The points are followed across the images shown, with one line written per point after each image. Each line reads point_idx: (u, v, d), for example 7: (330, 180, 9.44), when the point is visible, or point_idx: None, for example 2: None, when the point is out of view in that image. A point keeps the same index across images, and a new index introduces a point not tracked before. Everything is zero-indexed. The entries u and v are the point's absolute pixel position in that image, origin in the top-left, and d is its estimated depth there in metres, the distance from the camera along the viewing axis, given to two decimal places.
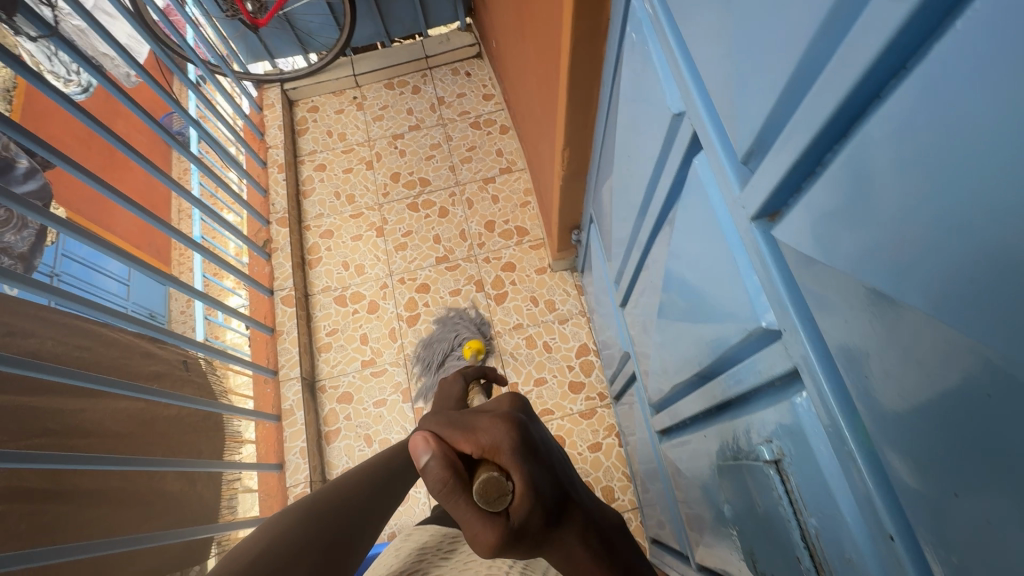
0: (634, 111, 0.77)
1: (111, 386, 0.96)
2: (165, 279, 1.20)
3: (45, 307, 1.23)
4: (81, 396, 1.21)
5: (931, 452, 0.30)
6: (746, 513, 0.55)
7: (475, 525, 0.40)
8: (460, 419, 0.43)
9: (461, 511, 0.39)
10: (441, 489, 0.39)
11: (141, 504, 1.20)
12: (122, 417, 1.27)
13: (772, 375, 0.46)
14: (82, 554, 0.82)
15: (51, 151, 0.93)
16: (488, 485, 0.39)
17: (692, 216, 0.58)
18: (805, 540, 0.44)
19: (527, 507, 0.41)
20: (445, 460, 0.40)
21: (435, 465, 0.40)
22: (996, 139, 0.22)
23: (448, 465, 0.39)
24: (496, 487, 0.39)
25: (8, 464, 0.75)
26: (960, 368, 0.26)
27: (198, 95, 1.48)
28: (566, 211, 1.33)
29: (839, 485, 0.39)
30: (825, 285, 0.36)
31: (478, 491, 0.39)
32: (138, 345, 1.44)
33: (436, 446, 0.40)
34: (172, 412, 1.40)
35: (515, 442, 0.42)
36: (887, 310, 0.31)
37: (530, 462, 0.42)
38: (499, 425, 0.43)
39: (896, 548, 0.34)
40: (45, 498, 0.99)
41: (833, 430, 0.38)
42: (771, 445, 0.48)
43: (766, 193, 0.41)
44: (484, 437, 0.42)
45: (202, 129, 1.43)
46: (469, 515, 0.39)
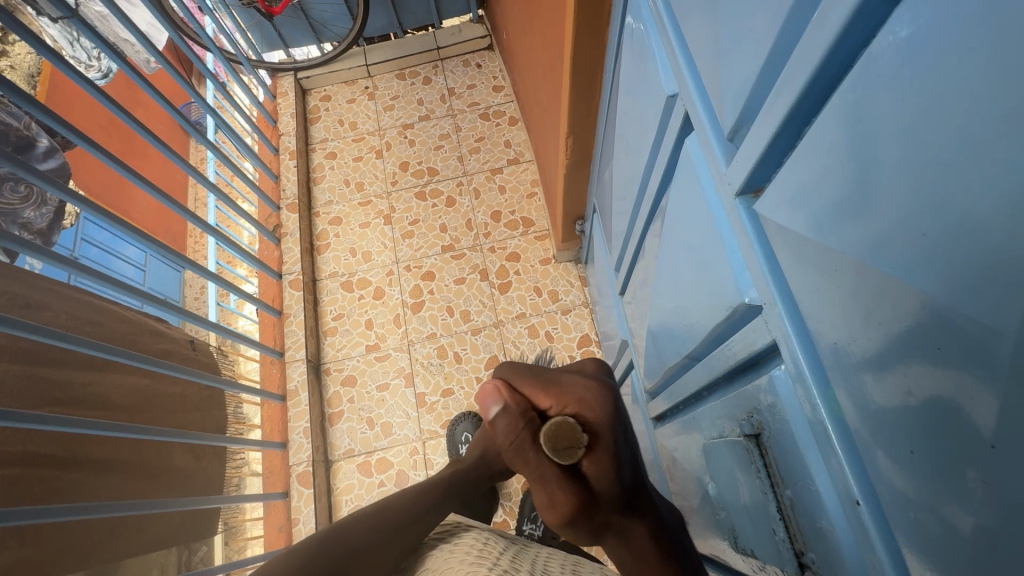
0: (633, 99, 0.78)
1: (124, 357, 1.00)
2: (183, 261, 1.23)
3: (61, 283, 1.28)
4: (91, 370, 1.25)
5: (888, 415, 0.30)
6: (729, 491, 0.56)
7: (543, 479, 0.41)
8: (545, 380, 0.48)
9: (532, 462, 0.41)
10: (512, 439, 0.42)
11: (145, 476, 1.23)
12: (128, 391, 1.31)
13: (754, 351, 0.46)
14: (87, 514, 0.85)
15: (72, 129, 0.95)
16: (559, 432, 0.41)
17: (684, 198, 0.59)
18: (781, 511, 0.45)
19: (599, 468, 0.42)
20: (516, 410, 0.43)
21: (505, 414, 0.43)
22: (952, 88, 0.22)
23: (522, 414, 0.43)
24: (568, 438, 0.41)
25: (18, 423, 0.79)
26: (914, 324, 0.27)
27: (216, 84, 1.51)
28: (571, 201, 1.33)
29: (813, 455, 0.39)
30: (799, 256, 0.36)
31: (547, 438, 0.41)
32: (148, 324, 1.49)
33: (508, 398, 0.43)
34: (176, 390, 1.43)
35: (593, 405, 0.45)
36: (853, 275, 0.31)
37: (608, 426, 0.44)
38: (579, 389, 0.46)
39: (861, 513, 0.34)
40: (55, 465, 1.04)
41: (806, 400, 0.38)
42: (751, 420, 0.49)
43: (749, 167, 0.41)
44: (564, 395, 0.46)
45: (217, 117, 1.46)
46: (540, 466, 0.41)
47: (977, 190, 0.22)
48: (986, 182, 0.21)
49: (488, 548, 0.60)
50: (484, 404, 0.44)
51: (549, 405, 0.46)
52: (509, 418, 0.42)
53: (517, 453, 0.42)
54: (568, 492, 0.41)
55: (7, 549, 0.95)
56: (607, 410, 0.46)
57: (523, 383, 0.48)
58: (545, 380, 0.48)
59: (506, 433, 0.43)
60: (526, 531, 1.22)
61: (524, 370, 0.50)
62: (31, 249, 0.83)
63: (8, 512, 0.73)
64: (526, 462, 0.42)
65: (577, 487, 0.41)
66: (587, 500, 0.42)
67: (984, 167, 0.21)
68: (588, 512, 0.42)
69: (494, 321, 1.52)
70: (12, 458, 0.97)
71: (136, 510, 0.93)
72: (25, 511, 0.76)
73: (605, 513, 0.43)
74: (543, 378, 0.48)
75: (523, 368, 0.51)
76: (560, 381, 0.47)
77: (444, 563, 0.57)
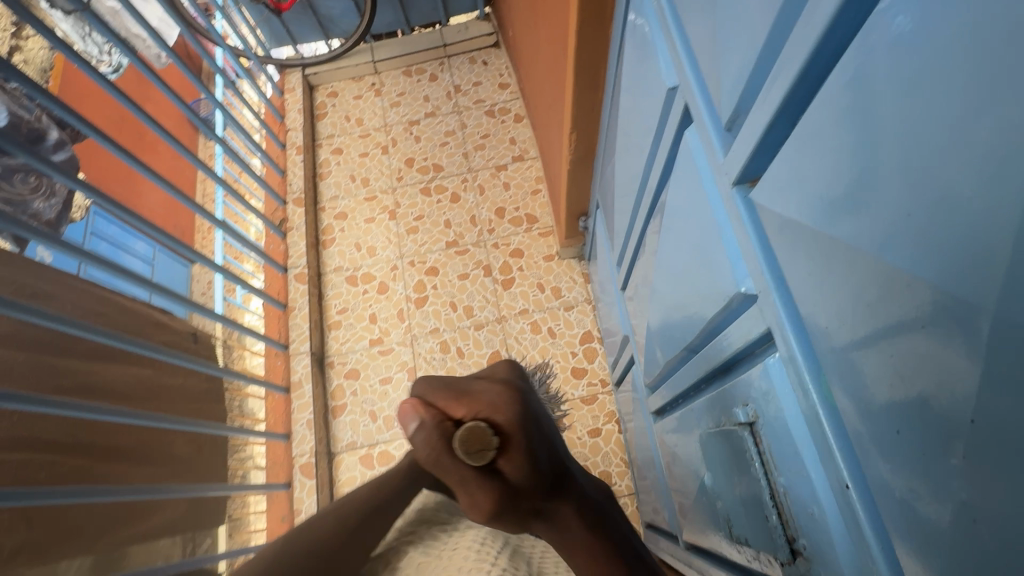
0: (634, 94, 0.78)
1: (132, 344, 1.01)
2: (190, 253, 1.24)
3: (68, 273, 1.31)
4: (96, 358, 1.27)
5: (874, 397, 0.30)
6: (724, 480, 0.56)
7: (465, 482, 0.42)
8: (455, 390, 0.46)
9: (451, 468, 0.42)
10: (431, 451, 0.41)
11: (148, 464, 1.25)
12: (133, 380, 1.33)
13: (750, 339, 0.47)
14: (93, 497, 0.86)
15: (83, 121, 0.97)
16: (472, 436, 0.40)
17: (684, 190, 0.60)
18: (774, 498, 0.45)
19: (517, 465, 0.43)
20: (434, 422, 0.42)
21: (423, 429, 0.42)
22: (938, 64, 0.23)
23: (438, 427, 0.42)
24: (482, 442, 0.41)
25: (24, 405, 0.80)
26: (898, 303, 0.27)
27: (225, 78, 1.52)
28: (574, 197, 1.34)
29: (805, 441, 0.40)
30: (792, 243, 0.37)
31: (462, 446, 0.41)
32: (153, 316, 1.51)
33: (426, 414, 0.42)
34: (177, 381, 1.46)
35: (508, 407, 0.44)
36: (841, 259, 0.31)
37: (524, 426, 0.44)
38: (493, 393, 0.46)
39: (850, 496, 0.34)
40: (60, 451, 1.06)
41: (798, 385, 0.39)
42: (746, 408, 0.49)
43: (746, 157, 0.42)
44: (476, 403, 0.44)
45: (225, 112, 1.48)
46: (456, 468, 0.41)
47: (956, 169, 0.22)
48: (967, 161, 0.22)
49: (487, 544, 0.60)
50: (403, 423, 0.43)
51: (463, 413, 0.44)
52: (425, 431, 0.41)
53: (437, 462, 0.42)
54: (487, 490, 0.42)
55: (14, 531, 0.99)
56: (522, 410, 0.45)
57: (433, 397, 0.45)
58: (455, 390, 0.46)
59: (425, 445, 0.42)
60: None
61: (435, 382, 0.48)
62: (40, 235, 0.84)
63: (14, 492, 0.74)
64: (447, 469, 0.42)
65: (494, 485, 0.42)
66: (507, 494, 0.43)
67: (965, 146, 0.22)
68: (511, 503, 0.44)
69: (497, 316, 1.53)
70: (21, 443, 1.01)
71: (140, 494, 0.94)
72: (30, 491, 0.77)
73: (529, 504, 0.45)
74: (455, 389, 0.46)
75: (434, 382, 0.49)
76: (471, 389, 0.46)
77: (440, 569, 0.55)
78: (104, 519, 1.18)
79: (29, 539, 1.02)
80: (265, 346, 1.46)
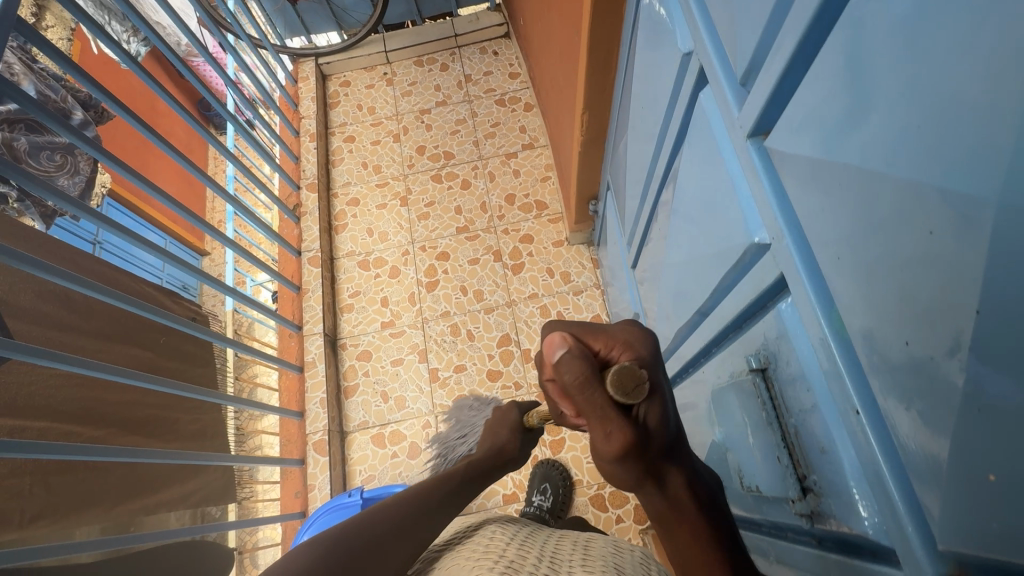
0: (647, 71, 0.79)
1: (150, 312, 1.03)
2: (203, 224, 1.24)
3: (79, 254, 1.37)
4: (104, 339, 1.44)
5: (883, 315, 0.32)
6: (736, 432, 0.58)
7: (600, 419, 0.37)
8: (588, 326, 0.46)
9: (594, 404, 0.36)
10: (575, 378, 0.36)
11: (154, 436, 1.48)
12: (131, 359, 1.50)
13: (762, 287, 0.48)
14: (115, 457, 0.89)
15: (107, 96, 0.99)
16: (623, 375, 0.38)
17: (698, 153, 0.61)
18: (785, 440, 0.47)
19: (655, 414, 0.40)
20: (582, 351, 0.37)
21: (570, 357, 0.37)
22: None
23: (586, 356, 0.37)
24: (633, 379, 0.38)
25: (57, 364, 0.77)
26: (907, 215, 0.28)
27: (237, 59, 1.53)
28: (584, 180, 1.35)
29: (817, 377, 0.41)
30: (806, 182, 0.38)
31: (612, 383, 0.38)
32: (157, 300, 1.57)
33: (570, 339, 0.37)
34: (174, 364, 1.60)
35: (646, 355, 0.44)
36: (852, 188, 0.33)
37: (659, 373, 0.43)
38: (628, 335, 0.45)
39: (861, 421, 0.36)
40: (75, 424, 1.29)
41: (810, 323, 0.40)
42: (759, 355, 0.51)
43: (760, 108, 0.44)
44: (614, 339, 0.44)
45: (236, 89, 1.48)
46: (603, 406, 0.37)
47: (962, 72, 0.23)
48: (972, 62, 0.23)
49: (494, 543, 0.62)
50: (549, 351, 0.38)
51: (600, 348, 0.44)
52: (572, 359, 0.36)
53: (579, 394, 0.36)
54: (625, 431, 0.37)
55: (34, 495, 1.23)
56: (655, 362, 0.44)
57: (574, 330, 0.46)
58: (588, 326, 0.46)
59: (564, 378, 0.37)
60: (535, 502, 1.24)
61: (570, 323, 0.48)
62: (70, 203, 0.86)
63: (40, 444, 0.77)
64: (587, 403, 0.37)
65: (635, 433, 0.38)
66: (643, 443, 0.38)
67: (970, 46, 0.23)
68: (639, 456, 0.39)
69: (507, 300, 1.55)
70: (40, 413, 1.22)
71: (158, 458, 0.96)
72: (48, 443, 0.78)
73: (652, 458, 0.40)
74: (591, 327, 0.45)
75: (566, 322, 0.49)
76: (610, 329, 0.45)
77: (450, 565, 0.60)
78: (117, 487, 1.41)
79: (48, 505, 1.25)
80: (278, 326, 1.48)
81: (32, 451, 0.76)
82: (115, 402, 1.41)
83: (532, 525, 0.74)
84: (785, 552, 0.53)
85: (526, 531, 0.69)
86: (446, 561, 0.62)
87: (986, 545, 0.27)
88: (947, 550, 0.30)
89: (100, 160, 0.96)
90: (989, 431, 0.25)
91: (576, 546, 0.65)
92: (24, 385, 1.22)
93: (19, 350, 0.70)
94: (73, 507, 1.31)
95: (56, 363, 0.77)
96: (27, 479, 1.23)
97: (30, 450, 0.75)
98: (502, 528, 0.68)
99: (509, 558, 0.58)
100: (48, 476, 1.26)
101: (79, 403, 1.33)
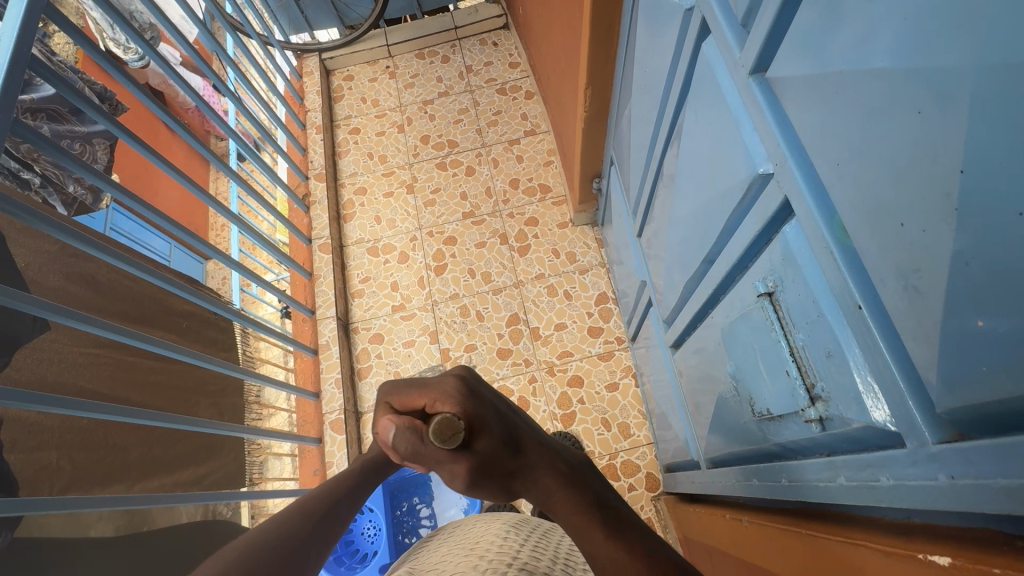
0: (650, 35, 0.82)
1: (164, 281, 1.04)
2: (210, 199, 1.25)
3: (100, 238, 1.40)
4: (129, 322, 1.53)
5: (881, 206, 0.35)
6: (748, 364, 0.61)
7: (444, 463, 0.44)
8: (415, 387, 0.49)
9: (428, 457, 0.43)
10: (408, 448, 0.43)
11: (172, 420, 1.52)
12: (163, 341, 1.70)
13: (766, 216, 0.51)
14: (139, 419, 0.89)
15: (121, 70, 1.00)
16: (442, 426, 0.42)
17: (703, 103, 0.64)
18: (794, 355, 0.50)
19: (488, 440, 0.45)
20: (406, 423, 0.43)
21: (399, 431, 0.43)
22: None
23: (408, 424, 0.43)
24: (451, 426, 0.42)
25: (94, 328, 0.82)
26: (897, 102, 0.32)
27: (236, 42, 1.55)
28: (589, 159, 1.39)
29: (821, 287, 0.44)
30: (807, 101, 0.42)
31: (433, 434, 0.42)
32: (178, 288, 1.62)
33: (395, 418, 0.43)
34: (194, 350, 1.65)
35: (462, 393, 0.47)
36: (850, 96, 0.36)
37: (483, 407, 0.47)
38: (448, 384, 0.48)
39: (863, 314, 0.39)
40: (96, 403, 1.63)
41: (814, 235, 0.43)
42: (766, 282, 0.54)
43: (760, 43, 0.47)
44: (433, 392, 0.47)
45: (239, 73, 1.51)
46: (438, 455, 0.43)
47: None
48: None
49: (508, 543, 0.64)
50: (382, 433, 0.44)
51: (423, 404, 0.47)
52: (400, 430, 0.43)
53: (412, 452, 0.43)
54: (463, 465, 0.44)
55: (59, 466, 1.54)
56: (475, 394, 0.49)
57: (397, 398, 0.49)
58: (415, 386, 0.49)
59: (405, 444, 0.43)
60: None
61: (395, 389, 0.50)
62: (96, 175, 0.89)
63: (81, 401, 0.80)
64: (425, 455, 0.43)
65: (472, 462, 0.44)
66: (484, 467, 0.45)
67: None
68: (487, 473, 0.46)
69: (515, 281, 1.58)
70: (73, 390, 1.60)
71: (185, 425, 1.00)
72: (92, 405, 0.81)
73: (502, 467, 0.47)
74: (411, 383, 0.50)
75: (393, 386, 0.52)
76: (431, 381, 0.50)
77: (468, 556, 0.62)
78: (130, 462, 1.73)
79: (73, 477, 1.56)
80: (292, 311, 1.51)
81: (78, 409, 0.78)
82: (128, 384, 1.75)
83: (546, 525, 0.77)
84: (795, 468, 0.55)
85: (537, 535, 0.70)
86: (450, 558, 0.64)
87: (980, 391, 0.30)
88: (945, 409, 0.33)
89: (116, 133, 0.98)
90: (975, 280, 0.28)
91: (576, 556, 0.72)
92: (54, 362, 1.59)
93: (54, 311, 0.75)
94: (98, 479, 1.62)
95: (91, 327, 0.81)
96: (54, 453, 1.55)
97: (77, 407, 0.78)
98: (518, 526, 0.71)
99: (523, 560, 0.61)
100: (71, 451, 1.58)
101: (104, 381, 1.69)
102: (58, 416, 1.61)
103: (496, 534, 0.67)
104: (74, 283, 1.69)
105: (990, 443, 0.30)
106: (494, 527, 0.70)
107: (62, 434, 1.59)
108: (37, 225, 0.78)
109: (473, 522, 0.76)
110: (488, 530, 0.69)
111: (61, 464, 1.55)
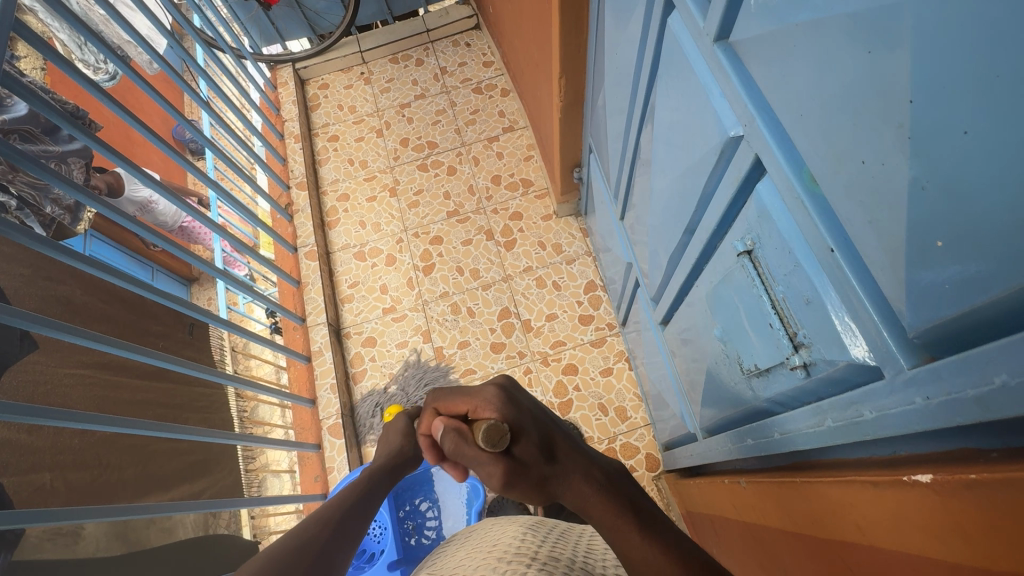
0: (616, 19, 0.84)
1: (147, 290, 1.02)
2: (186, 207, 1.22)
3: None
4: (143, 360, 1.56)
5: (843, 146, 0.37)
6: (736, 325, 0.63)
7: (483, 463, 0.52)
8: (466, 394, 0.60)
9: (471, 454, 0.52)
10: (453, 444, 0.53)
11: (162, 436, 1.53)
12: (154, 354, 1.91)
13: (739, 175, 0.53)
14: (133, 429, 0.87)
15: (89, 83, 0.98)
16: (488, 430, 0.50)
17: (673, 77, 0.66)
18: (775, 308, 0.52)
19: (525, 445, 0.52)
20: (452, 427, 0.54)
21: (446, 433, 0.54)
22: None
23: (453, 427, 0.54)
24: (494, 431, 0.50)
25: (89, 341, 0.82)
26: (851, 46, 0.34)
27: (205, 49, 1.51)
28: (566, 148, 1.40)
29: (795, 238, 0.46)
30: (770, 57, 0.43)
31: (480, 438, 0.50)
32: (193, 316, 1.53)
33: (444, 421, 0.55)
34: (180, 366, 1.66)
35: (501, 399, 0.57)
36: (809, 45, 0.38)
37: (517, 413, 0.55)
38: (488, 391, 0.59)
39: (836, 258, 0.41)
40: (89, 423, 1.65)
41: (786, 188, 0.45)
42: (744, 241, 0.56)
43: (721, 11, 0.49)
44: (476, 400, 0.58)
45: (210, 82, 1.48)
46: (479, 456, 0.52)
47: None
48: None
49: (526, 543, 0.64)
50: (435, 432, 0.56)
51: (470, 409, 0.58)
52: (447, 432, 0.54)
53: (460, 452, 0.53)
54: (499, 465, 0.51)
55: (55, 488, 1.55)
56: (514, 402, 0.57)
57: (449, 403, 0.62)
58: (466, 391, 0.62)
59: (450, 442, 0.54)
60: None
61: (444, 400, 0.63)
62: (74, 187, 0.88)
63: (81, 413, 0.78)
64: (469, 454, 0.53)
65: (506, 461, 0.51)
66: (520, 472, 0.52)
67: None
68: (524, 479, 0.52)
69: (504, 276, 1.59)
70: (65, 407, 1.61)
71: (182, 435, 0.98)
72: (95, 416, 0.80)
73: (539, 474, 0.52)
74: (461, 390, 0.62)
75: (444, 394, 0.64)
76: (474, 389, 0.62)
77: (486, 558, 0.62)
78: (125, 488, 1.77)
79: (70, 495, 1.59)
80: (282, 320, 1.51)
81: (74, 419, 0.77)
82: (126, 403, 1.81)
83: (561, 525, 0.77)
84: (786, 421, 0.57)
85: (552, 535, 0.70)
86: (467, 562, 0.63)
87: (945, 309, 0.32)
88: (916, 334, 0.35)
89: (90, 145, 0.97)
90: (932, 202, 0.30)
91: (604, 549, 0.69)
92: (39, 384, 1.57)
93: (38, 321, 0.74)
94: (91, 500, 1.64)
95: (85, 339, 0.82)
96: (47, 475, 1.55)
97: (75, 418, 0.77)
98: (533, 524, 0.73)
99: (541, 560, 0.60)
100: (64, 472, 1.59)
101: (90, 401, 1.71)
102: (50, 436, 1.62)
103: (513, 535, 0.68)
104: (52, 306, 1.74)
105: (958, 356, 0.32)
106: (511, 530, 0.71)
107: (52, 457, 1.58)
108: (13, 236, 0.77)
109: (470, 533, 0.77)
110: (502, 534, 0.69)
111: (56, 486, 1.57)
